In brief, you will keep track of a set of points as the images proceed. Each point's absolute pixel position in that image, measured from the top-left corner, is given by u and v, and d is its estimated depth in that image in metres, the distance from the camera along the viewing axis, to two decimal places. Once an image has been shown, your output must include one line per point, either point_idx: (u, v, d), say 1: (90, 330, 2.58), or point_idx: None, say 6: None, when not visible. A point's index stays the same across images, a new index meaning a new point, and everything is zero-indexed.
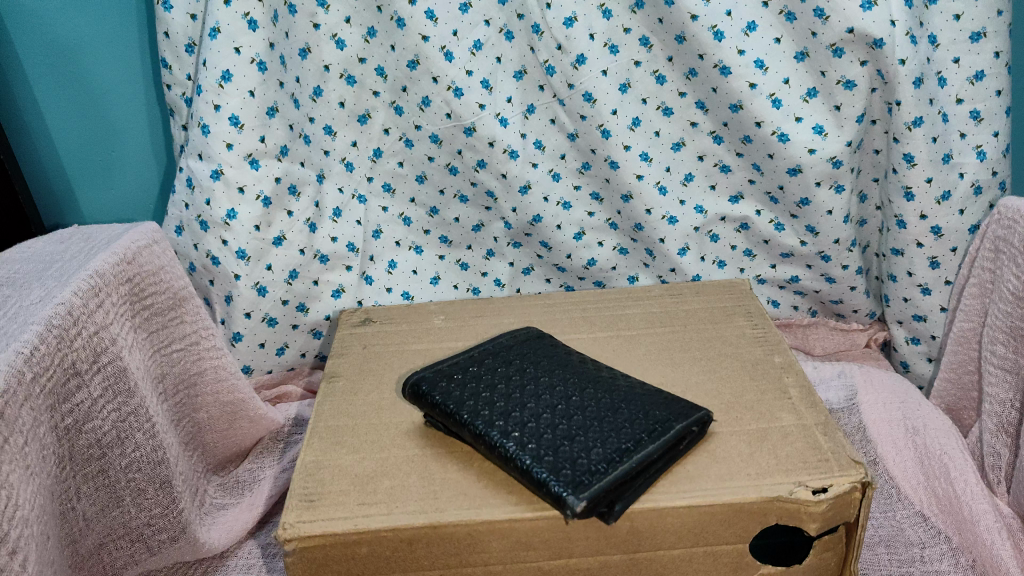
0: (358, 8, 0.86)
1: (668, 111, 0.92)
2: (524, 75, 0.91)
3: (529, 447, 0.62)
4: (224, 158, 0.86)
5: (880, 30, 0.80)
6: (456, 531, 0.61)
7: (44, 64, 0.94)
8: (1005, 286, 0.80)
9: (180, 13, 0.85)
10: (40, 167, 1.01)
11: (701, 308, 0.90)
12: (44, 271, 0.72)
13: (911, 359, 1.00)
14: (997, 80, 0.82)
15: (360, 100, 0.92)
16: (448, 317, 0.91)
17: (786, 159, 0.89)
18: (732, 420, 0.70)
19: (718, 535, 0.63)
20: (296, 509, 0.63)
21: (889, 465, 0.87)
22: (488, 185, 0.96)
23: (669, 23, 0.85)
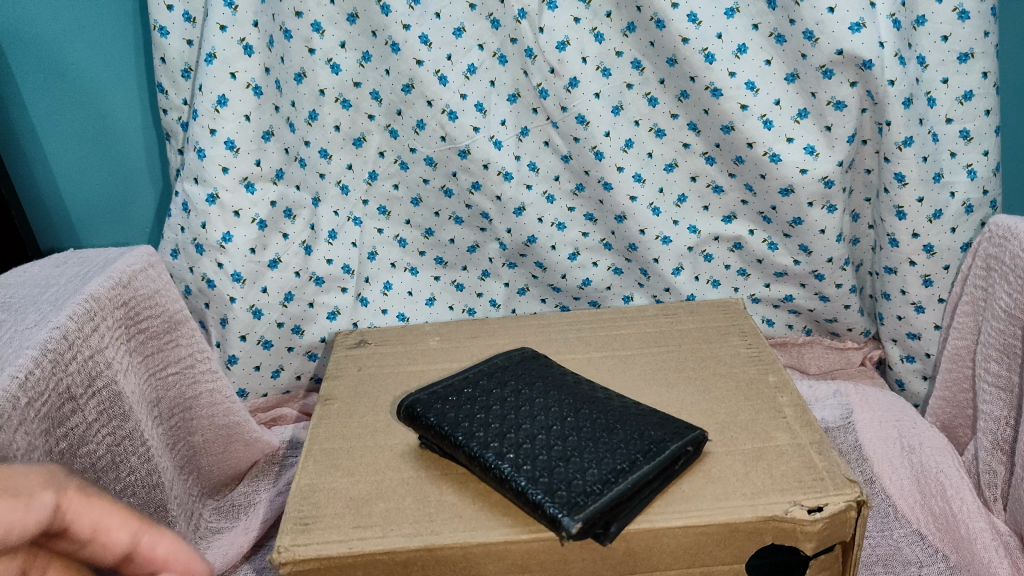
0: (353, 34, 0.88)
1: (660, 132, 0.93)
2: (517, 98, 0.92)
3: (524, 469, 0.62)
4: (220, 182, 0.86)
5: (869, 51, 0.80)
6: (451, 554, 0.61)
7: (42, 89, 0.95)
8: (998, 304, 0.81)
9: (175, 39, 0.86)
10: (36, 191, 1.01)
11: (695, 328, 0.90)
12: (39, 296, 0.72)
13: (906, 377, 1.00)
14: (986, 100, 0.83)
15: (355, 124, 0.94)
16: (444, 339, 0.92)
17: (778, 179, 0.89)
18: (728, 440, 0.70)
19: (713, 556, 0.63)
20: (291, 532, 0.63)
21: (886, 483, 0.87)
22: (482, 207, 0.97)
23: (660, 46, 0.87)
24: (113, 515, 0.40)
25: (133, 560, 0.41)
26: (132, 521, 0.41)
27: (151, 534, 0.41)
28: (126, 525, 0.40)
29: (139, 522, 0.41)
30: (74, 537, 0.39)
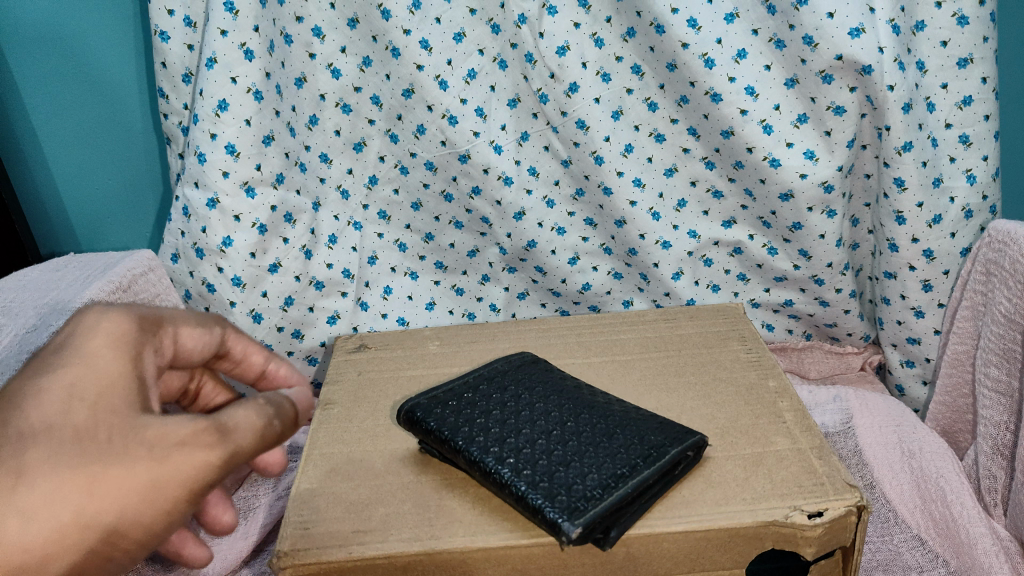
0: (354, 39, 0.89)
1: (660, 137, 0.94)
2: (518, 103, 0.92)
3: (524, 474, 0.62)
4: (220, 187, 0.86)
5: (869, 57, 0.80)
6: (451, 558, 0.61)
7: (42, 94, 0.95)
8: (997, 309, 0.81)
9: (176, 44, 0.86)
10: (37, 195, 1.02)
11: (695, 333, 0.90)
12: (40, 301, 0.72)
13: (906, 382, 1.00)
14: (986, 105, 0.83)
15: (355, 129, 0.94)
16: (444, 343, 0.92)
17: (777, 184, 0.89)
18: (727, 445, 0.70)
19: (714, 561, 0.63)
20: (291, 536, 0.63)
21: (886, 489, 0.86)
22: (482, 212, 0.97)
23: (660, 51, 0.87)
24: (253, 347, 0.58)
25: (266, 378, 0.60)
26: (264, 350, 0.59)
27: (276, 363, 0.60)
28: (261, 353, 0.59)
29: (268, 353, 0.59)
30: (229, 358, 0.58)
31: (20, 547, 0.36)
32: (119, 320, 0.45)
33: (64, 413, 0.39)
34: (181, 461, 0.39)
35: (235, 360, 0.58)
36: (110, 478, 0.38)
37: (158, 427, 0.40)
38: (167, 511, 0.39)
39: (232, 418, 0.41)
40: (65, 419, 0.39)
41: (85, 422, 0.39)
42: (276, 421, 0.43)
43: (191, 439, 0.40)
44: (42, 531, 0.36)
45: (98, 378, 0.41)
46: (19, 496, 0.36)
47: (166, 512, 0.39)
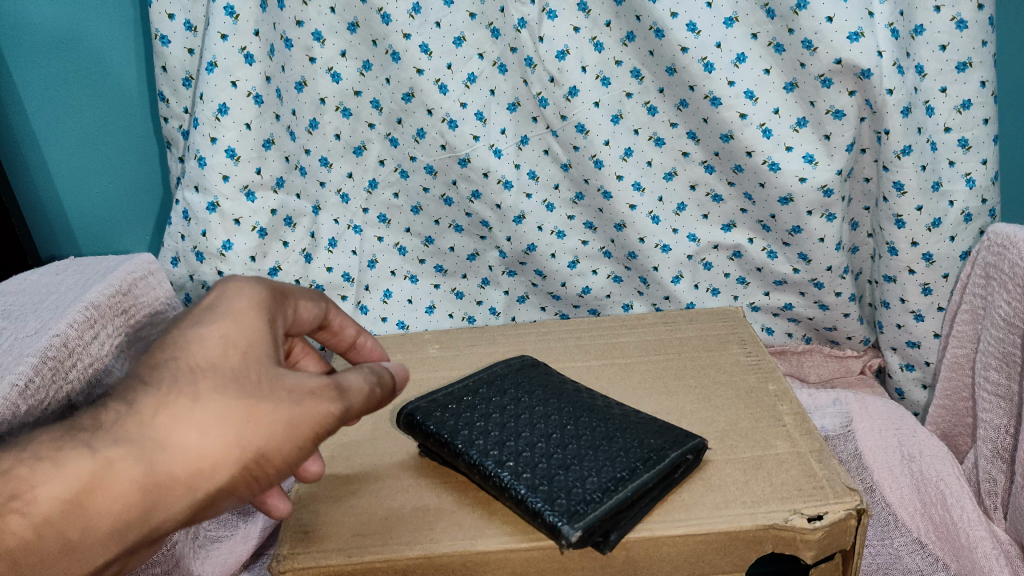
0: (354, 43, 0.89)
1: (659, 141, 0.94)
2: (518, 107, 0.92)
3: (524, 477, 0.62)
4: (219, 191, 0.86)
5: (868, 61, 0.80)
6: (450, 562, 0.61)
7: (43, 99, 0.95)
8: (997, 312, 0.81)
9: (177, 48, 0.86)
10: (36, 199, 1.02)
11: (695, 337, 0.90)
12: (39, 304, 0.72)
13: (906, 386, 1.00)
14: (985, 109, 0.83)
15: (355, 133, 0.95)
16: (444, 347, 0.92)
17: (777, 188, 0.89)
18: (727, 448, 0.70)
19: (713, 564, 0.63)
20: (291, 540, 0.63)
21: (886, 492, 0.86)
22: (482, 215, 0.98)
23: (659, 55, 0.87)
24: (349, 322, 0.67)
25: (354, 348, 0.70)
26: (355, 326, 0.69)
27: (364, 337, 0.70)
28: (353, 327, 0.68)
29: (358, 328, 0.69)
30: (327, 330, 0.67)
31: (189, 459, 0.43)
32: (256, 289, 0.54)
33: (223, 355, 0.47)
34: (311, 406, 0.48)
35: (333, 332, 0.67)
36: (260, 412, 0.46)
37: (295, 377, 0.48)
38: (295, 448, 0.48)
39: (347, 380, 0.51)
40: (223, 360, 0.47)
41: (238, 364, 0.47)
42: (376, 386, 0.53)
43: (318, 390, 0.48)
44: (207, 448, 0.44)
45: (244, 333, 0.49)
46: (194, 414, 0.44)
47: (294, 449, 0.47)
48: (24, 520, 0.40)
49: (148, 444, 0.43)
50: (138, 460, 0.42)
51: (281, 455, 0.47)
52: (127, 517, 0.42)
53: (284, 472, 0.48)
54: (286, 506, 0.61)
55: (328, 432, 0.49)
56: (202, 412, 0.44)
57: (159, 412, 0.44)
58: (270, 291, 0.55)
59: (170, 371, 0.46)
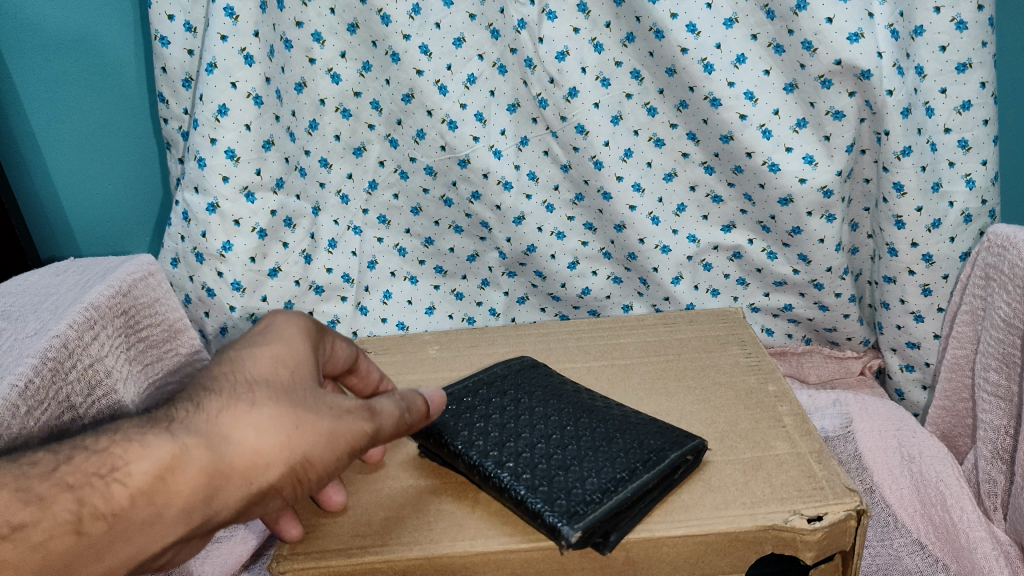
0: (354, 44, 0.89)
1: (659, 142, 0.94)
2: (517, 108, 0.92)
3: (524, 478, 0.62)
4: (219, 192, 0.86)
5: (868, 62, 0.80)
6: (450, 563, 0.61)
7: (43, 100, 0.95)
8: (997, 312, 0.81)
9: (177, 49, 0.86)
10: (36, 200, 1.02)
11: (695, 337, 0.90)
12: (39, 305, 0.72)
13: (906, 387, 1.00)
14: (985, 109, 0.83)
15: (355, 134, 0.95)
16: (443, 348, 0.92)
17: (776, 189, 0.89)
18: (727, 449, 0.70)
19: (713, 565, 0.63)
20: (291, 540, 0.63)
21: (886, 493, 0.86)
22: (482, 216, 0.98)
23: (659, 56, 0.87)
24: (375, 369, 0.69)
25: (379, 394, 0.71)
26: (379, 373, 0.70)
27: (387, 383, 0.71)
28: (377, 376, 0.70)
29: (381, 377, 0.71)
30: (355, 376, 0.68)
31: (247, 456, 0.44)
32: (300, 321, 0.56)
33: (275, 370, 0.49)
34: (350, 423, 0.49)
35: (360, 376, 0.68)
36: (307, 420, 0.47)
37: (335, 396, 0.50)
38: (334, 460, 0.48)
39: (379, 404, 0.52)
40: (275, 374, 0.49)
41: (287, 379, 0.49)
42: (410, 413, 0.54)
43: (360, 408, 0.50)
44: (264, 447, 0.45)
45: (291, 354, 0.51)
46: (252, 414, 0.45)
47: (334, 459, 0.48)
48: (115, 492, 0.41)
49: (212, 438, 0.44)
50: (206, 451, 0.43)
51: (325, 463, 0.48)
52: (194, 504, 0.43)
53: (322, 482, 0.49)
54: (298, 531, 0.62)
55: (363, 447, 0.51)
56: (260, 412, 0.45)
57: (223, 410, 0.45)
58: (312, 324, 0.58)
59: (228, 379, 0.47)
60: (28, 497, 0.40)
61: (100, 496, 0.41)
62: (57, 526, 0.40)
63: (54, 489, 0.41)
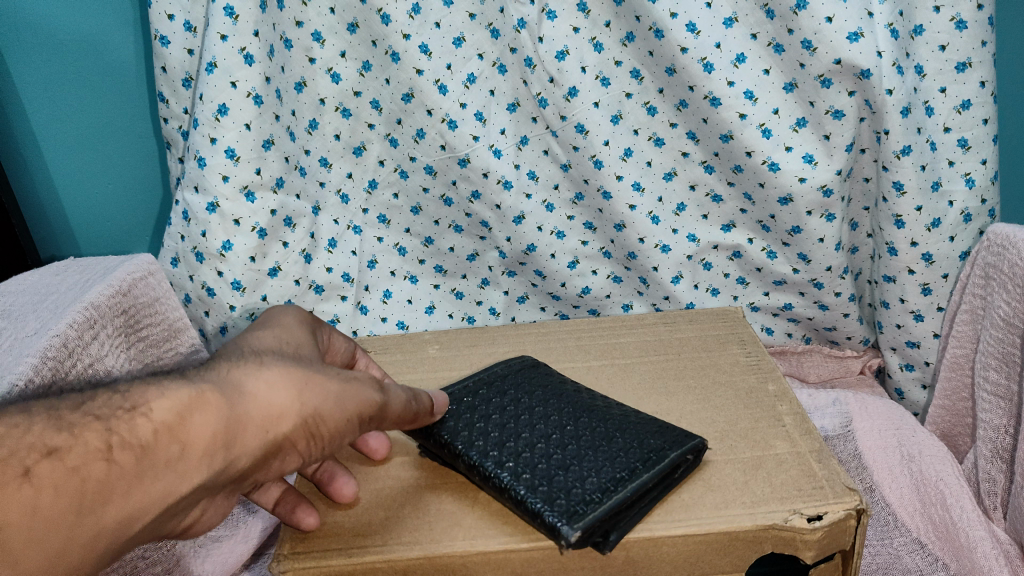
0: (354, 43, 0.89)
1: (659, 141, 0.94)
2: (517, 107, 0.92)
3: (524, 478, 0.62)
4: (220, 191, 0.86)
5: (868, 61, 0.80)
6: (450, 562, 0.61)
7: (42, 101, 0.96)
8: (996, 312, 0.81)
9: (177, 49, 0.86)
10: (36, 200, 1.02)
11: (695, 337, 0.90)
12: (39, 304, 0.72)
13: (906, 386, 1.00)
14: (985, 109, 0.83)
15: (355, 133, 0.95)
16: (444, 347, 0.92)
17: (776, 188, 0.89)
18: (727, 448, 0.70)
19: (713, 564, 0.63)
20: (291, 540, 0.63)
21: (886, 492, 0.86)
22: (482, 216, 0.98)
23: (659, 55, 0.87)
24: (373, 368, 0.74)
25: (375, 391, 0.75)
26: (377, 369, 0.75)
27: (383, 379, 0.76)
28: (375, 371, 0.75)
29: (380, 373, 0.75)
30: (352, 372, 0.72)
31: (261, 406, 0.45)
32: (301, 313, 0.60)
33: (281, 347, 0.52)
34: (359, 388, 0.52)
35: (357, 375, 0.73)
36: (316, 380, 0.49)
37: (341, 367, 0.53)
38: (344, 421, 0.50)
39: (386, 384, 0.57)
40: (281, 350, 0.52)
41: (293, 353, 0.52)
42: (415, 400, 0.60)
43: (367, 379, 0.54)
44: (278, 400, 0.46)
45: (296, 337, 0.55)
46: (263, 370, 0.47)
47: (343, 419, 0.50)
48: (140, 425, 0.41)
49: (228, 388, 0.45)
50: (223, 399, 0.44)
51: (336, 421, 0.50)
52: (215, 446, 0.43)
53: (330, 443, 0.51)
54: (315, 521, 0.64)
55: (369, 415, 0.53)
56: (271, 370, 0.47)
57: (234, 369, 0.46)
58: (313, 318, 0.62)
59: (236, 350, 0.50)
60: (59, 425, 0.40)
61: (129, 429, 0.41)
62: (90, 453, 0.39)
63: (84, 419, 0.41)
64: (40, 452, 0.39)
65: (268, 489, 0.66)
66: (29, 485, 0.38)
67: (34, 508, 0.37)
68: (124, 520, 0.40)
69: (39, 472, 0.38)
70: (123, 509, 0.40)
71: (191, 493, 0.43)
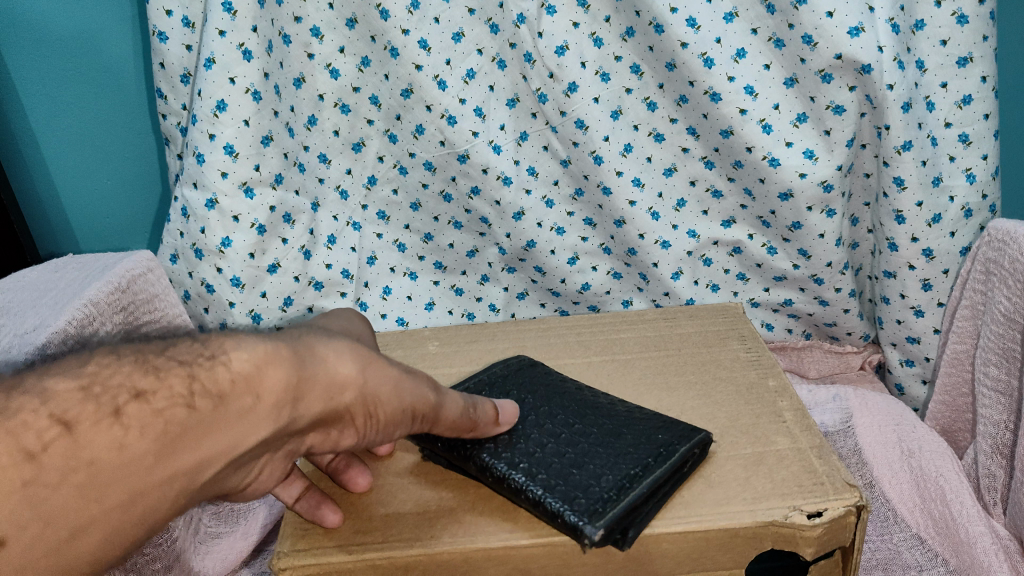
0: (352, 39, 0.89)
1: (659, 137, 0.94)
2: (517, 103, 0.92)
3: (539, 478, 0.62)
4: (219, 187, 0.86)
5: (869, 55, 0.80)
6: (450, 559, 0.61)
7: (40, 97, 0.95)
8: (997, 307, 0.81)
9: (175, 44, 0.85)
10: (35, 197, 1.02)
11: (695, 332, 0.90)
12: (39, 300, 0.72)
13: (906, 382, 1.00)
14: (986, 104, 0.82)
15: (354, 129, 0.94)
16: (444, 343, 0.91)
17: (777, 183, 0.89)
18: (728, 444, 0.70)
19: (715, 560, 0.63)
20: (291, 537, 0.63)
21: (886, 488, 0.87)
22: (481, 212, 0.98)
23: (659, 51, 0.86)
24: None
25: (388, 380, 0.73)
26: None
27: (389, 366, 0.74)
28: None
29: None
30: None
31: (328, 374, 0.46)
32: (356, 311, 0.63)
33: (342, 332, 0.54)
34: (415, 381, 0.54)
35: None
36: (379, 364, 0.50)
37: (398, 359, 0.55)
38: (397, 409, 0.52)
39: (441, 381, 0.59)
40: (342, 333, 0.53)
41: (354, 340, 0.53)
42: (473, 410, 0.62)
43: (423, 377, 0.55)
44: (345, 368, 0.47)
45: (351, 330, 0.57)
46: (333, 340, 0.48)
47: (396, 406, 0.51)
48: (219, 375, 0.41)
49: (300, 349, 0.45)
50: (295, 357, 0.44)
51: (390, 406, 0.51)
52: (284, 400, 0.43)
53: (382, 428, 0.52)
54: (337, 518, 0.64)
55: (420, 409, 0.55)
56: (339, 340, 0.48)
57: (305, 335, 0.47)
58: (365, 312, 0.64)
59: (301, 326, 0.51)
60: (146, 368, 0.40)
61: (209, 376, 0.41)
62: (174, 397, 0.39)
63: (168, 364, 0.41)
64: (130, 392, 0.39)
65: (288, 484, 0.65)
66: (118, 424, 0.37)
67: (122, 446, 0.37)
68: (196, 467, 0.40)
69: (128, 412, 0.38)
70: (197, 455, 0.40)
71: (255, 447, 0.43)
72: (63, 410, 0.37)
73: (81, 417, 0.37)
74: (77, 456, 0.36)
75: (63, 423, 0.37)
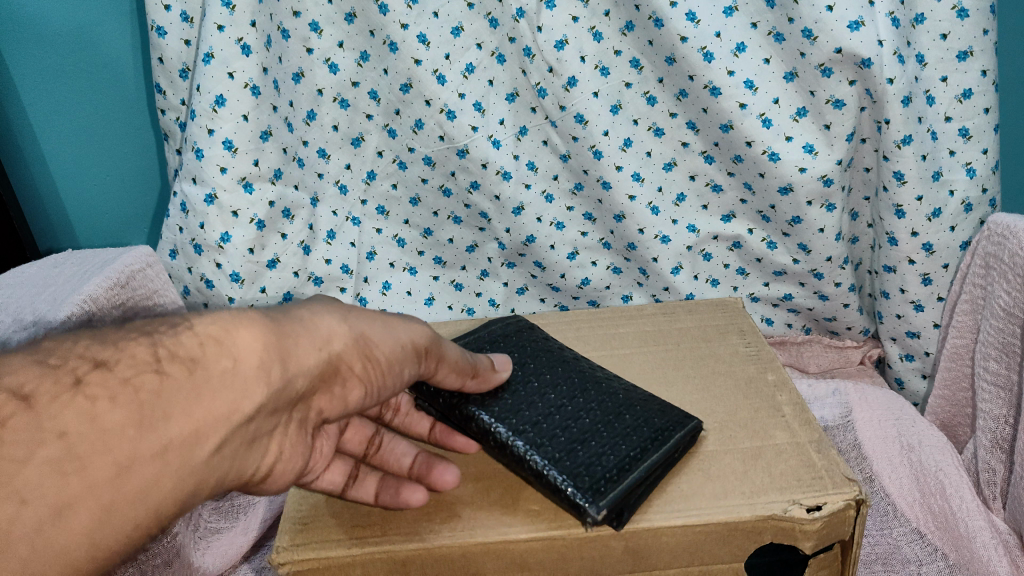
0: (351, 33, 0.89)
1: (659, 131, 0.93)
2: (516, 97, 0.92)
3: (543, 449, 0.63)
4: (218, 182, 0.86)
5: (869, 50, 0.79)
6: (449, 553, 0.61)
7: (39, 92, 0.95)
8: (997, 301, 0.81)
9: (174, 39, 0.85)
10: (34, 192, 1.02)
11: (694, 326, 0.90)
12: (37, 296, 0.72)
13: (906, 376, 1.00)
14: (986, 98, 0.82)
15: (353, 124, 0.94)
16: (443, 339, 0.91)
17: (776, 178, 0.89)
18: (726, 437, 0.70)
19: (713, 554, 0.63)
20: (290, 532, 0.64)
21: (885, 482, 0.87)
22: (481, 207, 0.98)
23: (658, 45, 0.86)
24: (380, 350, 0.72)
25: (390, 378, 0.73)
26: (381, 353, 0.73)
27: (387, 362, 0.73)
28: None
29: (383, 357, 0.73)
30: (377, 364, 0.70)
31: (311, 330, 0.51)
32: None
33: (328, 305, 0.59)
34: (400, 325, 0.58)
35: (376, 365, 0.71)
36: (359, 315, 0.55)
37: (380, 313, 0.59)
38: (392, 348, 0.56)
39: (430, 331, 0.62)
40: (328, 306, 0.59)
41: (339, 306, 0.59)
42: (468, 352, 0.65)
43: (410, 320, 0.60)
44: (325, 324, 0.52)
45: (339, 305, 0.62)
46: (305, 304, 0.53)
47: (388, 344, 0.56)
48: (185, 339, 0.45)
49: (276, 315, 0.50)
50: (272, 321, 0.49)
51: (384, 345, 0.55)
52: (267, 360, 0.47)
53: (388, 370, 0.56)
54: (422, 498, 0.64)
55: (417, 347, 0.59)
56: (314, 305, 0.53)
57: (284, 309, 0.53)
58: None
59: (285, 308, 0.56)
60: (103, 343, 0.43)
61: (173, 341, 0.44)
62: (138, 365, 0.42)
63: (129, 339, 0.44)
64: (89, 364, 0.42)
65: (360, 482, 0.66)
66: (80, 395, 0.40)
67: (94, 417, 0.40)
68: (189, 438, 0.42)
69: (88, 381, 0.41)
70: (185, 425, 0.42)
71: (250, 414, 0.46)
72: (18, 385, 0.40)
73: (39, 391, 0.40)
74: (51, 427, 0.39)
75: (21, 398, 0.39)
